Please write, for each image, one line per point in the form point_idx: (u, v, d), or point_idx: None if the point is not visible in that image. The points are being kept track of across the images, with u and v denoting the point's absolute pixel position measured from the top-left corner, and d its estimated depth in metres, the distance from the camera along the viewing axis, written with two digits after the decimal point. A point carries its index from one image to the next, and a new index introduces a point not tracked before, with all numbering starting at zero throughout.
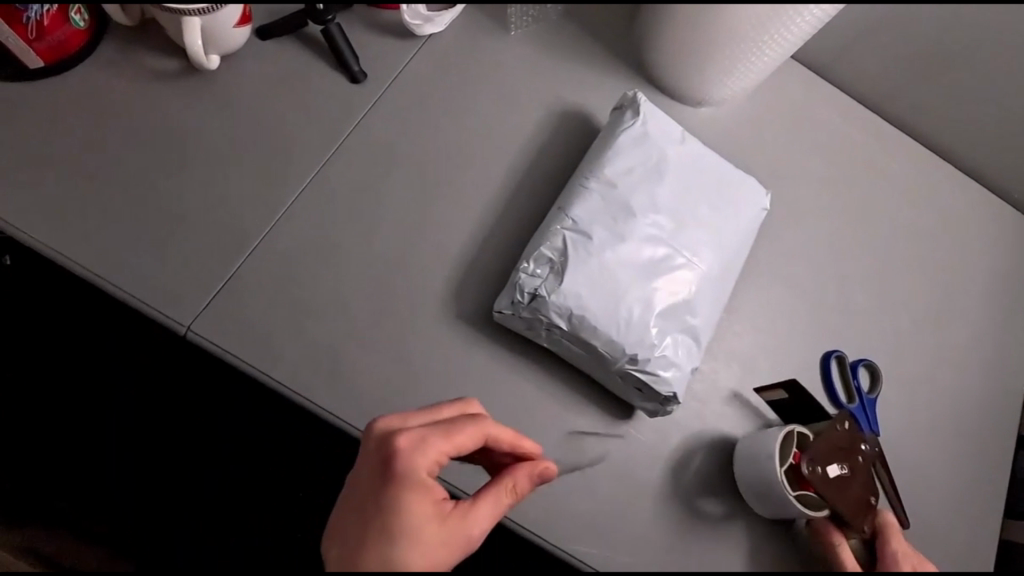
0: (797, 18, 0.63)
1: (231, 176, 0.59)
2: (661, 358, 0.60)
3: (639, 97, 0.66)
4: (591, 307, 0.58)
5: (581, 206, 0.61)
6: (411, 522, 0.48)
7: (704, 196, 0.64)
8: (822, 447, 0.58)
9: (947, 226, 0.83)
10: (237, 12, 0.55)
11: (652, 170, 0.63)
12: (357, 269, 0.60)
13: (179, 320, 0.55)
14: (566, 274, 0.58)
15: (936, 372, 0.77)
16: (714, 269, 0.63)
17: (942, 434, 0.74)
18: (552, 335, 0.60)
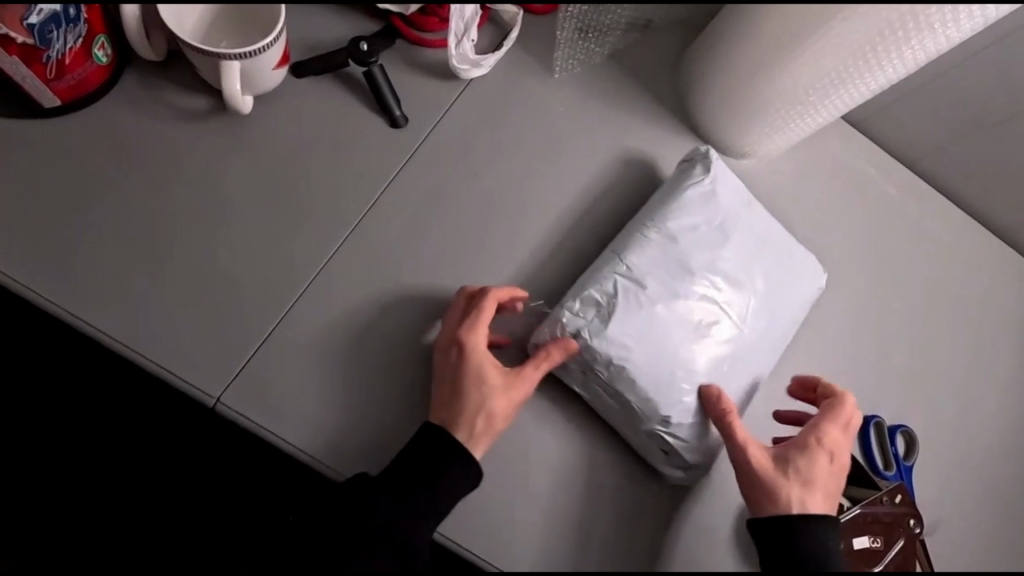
0: (860, 83, 0.61)
1: (262, 227, 0.56)
2: (694, 424, 0.57)
3: (711, 153, 0.63)
4: (633, 357, 0.55)
5: (638, 252, 0.58)
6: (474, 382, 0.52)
7: (764, 265, 0.62)
8: (847, 521, 0.58)
9: (997, 289, 0.80)
10: (278, 54, 0.52)
11: (716, 228, 0.61)
12: (390, 330, 0.56)
13: (202, 385, 0.52)
14: (613, 320, 0.55)
15: (990, 443, 0.73)
16: (763, 343, 0.61)
17: (994, 512, 0.70)
18: (583, 378, 0.57)
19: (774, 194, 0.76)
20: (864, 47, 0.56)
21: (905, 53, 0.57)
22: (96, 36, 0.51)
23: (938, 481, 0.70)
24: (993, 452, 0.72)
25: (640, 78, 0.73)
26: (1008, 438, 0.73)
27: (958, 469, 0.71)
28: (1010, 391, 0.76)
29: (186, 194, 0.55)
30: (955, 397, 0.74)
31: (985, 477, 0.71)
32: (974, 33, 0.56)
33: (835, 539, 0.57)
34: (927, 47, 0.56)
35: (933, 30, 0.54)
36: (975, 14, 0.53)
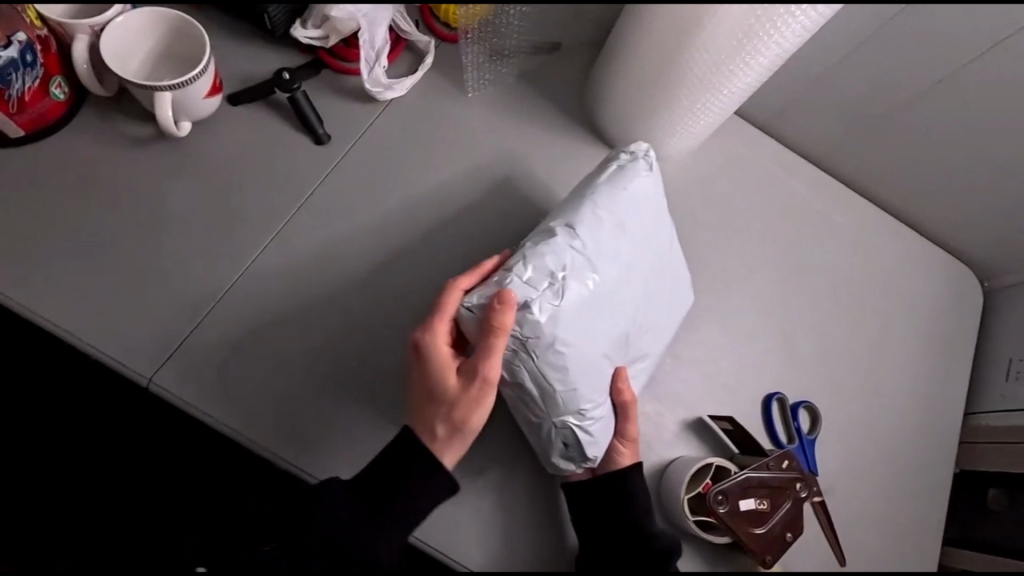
0: (726, 88, 0.69)
1: (197, 234, 0.65)
2: (599, 421, 0.62)
3: (648, 148, 0.68)
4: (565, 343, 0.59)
5: (589, 229, 0.62)
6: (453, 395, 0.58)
7: (671, 283, 0.68)
8: (733, 489, 0.62)
9: (894, 273, 0.86)
10: (207, 84, 0.61)
11: (650, 235, 0.66)
12: (311, 319, 0.65)
13: (140, 371, 0.60)
14: (562, 298, 0.58)
15: (880, 418, 0.78)
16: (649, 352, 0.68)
17: (885, 476, 0.76)
18: (509, 361, 0.59)
19: (681, 192, 0.82)
20: (709, 53, 0.64)
21: (750, 58, 0.64)
22: (53, 77, 0.61)
23: (830, 453, 0.75)
24: (883, 426, 0.78)
25: (549, 94, 0.81)
26: (898, 414, 0.79)
27: (850, 442, 0.76)
28: (903, 370, 0.81)
29: (130, 207, 0.64)
30: (851, 376, 0.79)
31: (874, 448, 0.77)
32: (802, 42, 0.63)
33: (720, 502, 0.61)
34: (766, 54, 0.64)
35: (768, 40, 0.62)
36: (794, 22, 0.60)
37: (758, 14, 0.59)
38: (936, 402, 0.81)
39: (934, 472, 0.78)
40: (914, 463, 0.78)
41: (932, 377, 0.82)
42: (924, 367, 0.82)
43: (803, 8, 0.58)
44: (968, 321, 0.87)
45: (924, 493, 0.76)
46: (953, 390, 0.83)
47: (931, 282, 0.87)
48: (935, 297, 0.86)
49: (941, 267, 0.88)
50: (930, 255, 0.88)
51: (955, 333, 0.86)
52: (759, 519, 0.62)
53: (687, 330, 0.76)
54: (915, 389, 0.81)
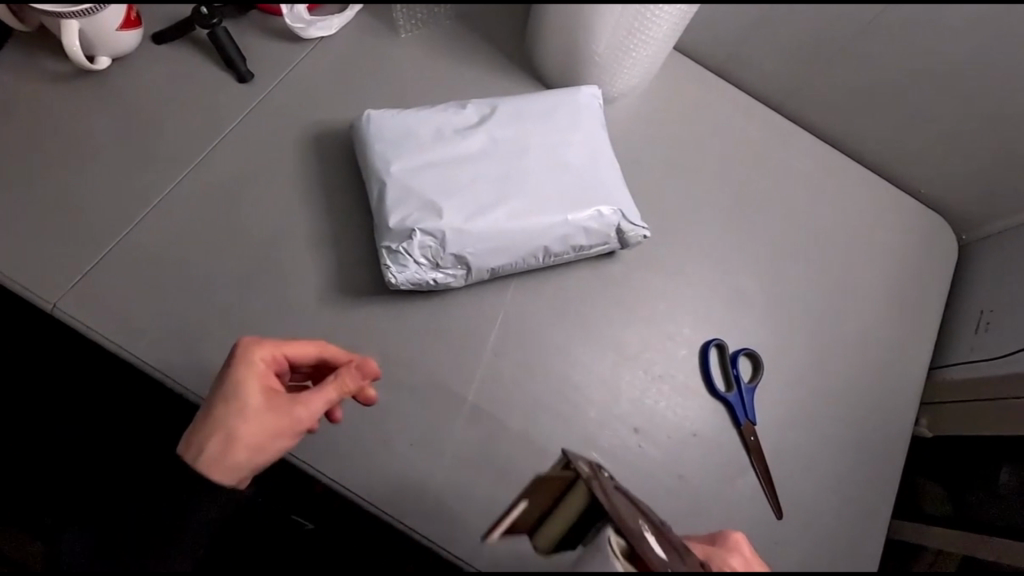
0: (652, 10, 0.64)
1: (112, 167, 0.65)
2: (407, 271, 0.58)
3: (640, 236, 0.66)
4: (421, 174, 0.60)
5: (579, 234, 0.63)
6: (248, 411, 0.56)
7: (579, 205, 0.62)
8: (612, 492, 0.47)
9: (852, 220, 0.81)
10: (119, 16, 0.62)
11: (566, 153, 0.65)
12: (225, 253, 0.64)
13: (48, 298, 0.61)
14: (484, 255, 0.59)
15: (828, 370, 0.74)
16: (517, 255, 0.61)
17: (830, 428, 0.72)
18: (414, 191, 0.59)
19: (624, 135, 0.78)
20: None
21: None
22: None
23: (771, 405, 0.72)
24: (831, 378, 0.74)
25: (488, 36, 0.79)
26: (847, 367, 0.75)
27: (792, 394, 0.73)
28: (858, 322, 0.77)
29: (47, 142, 0.65)
30: (799, 327, 0.75)
31: (818, 401, 0.73)
32: None
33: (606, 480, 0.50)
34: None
35: None
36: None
37: None
38: (892, 355, 0.77)
39: (882, 427, 0.74)
40: (862, 417, 0.74)
41: (891, 330, 0.78)
42: (882, 318, 0.78)
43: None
44: (936, 274, 0.81)
45: (870, 447, 0.72)
46: (912, 343, 0.78)
47: (895, 231, 0.82)
48: (898, 248, 0.81)
49: (907, 215, 0.83)
50: (895, 204, 0.83)
51: (919, 284, 0.80)
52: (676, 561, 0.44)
53: (625, 273, 0.73)
54: (870, 342, 0.77)
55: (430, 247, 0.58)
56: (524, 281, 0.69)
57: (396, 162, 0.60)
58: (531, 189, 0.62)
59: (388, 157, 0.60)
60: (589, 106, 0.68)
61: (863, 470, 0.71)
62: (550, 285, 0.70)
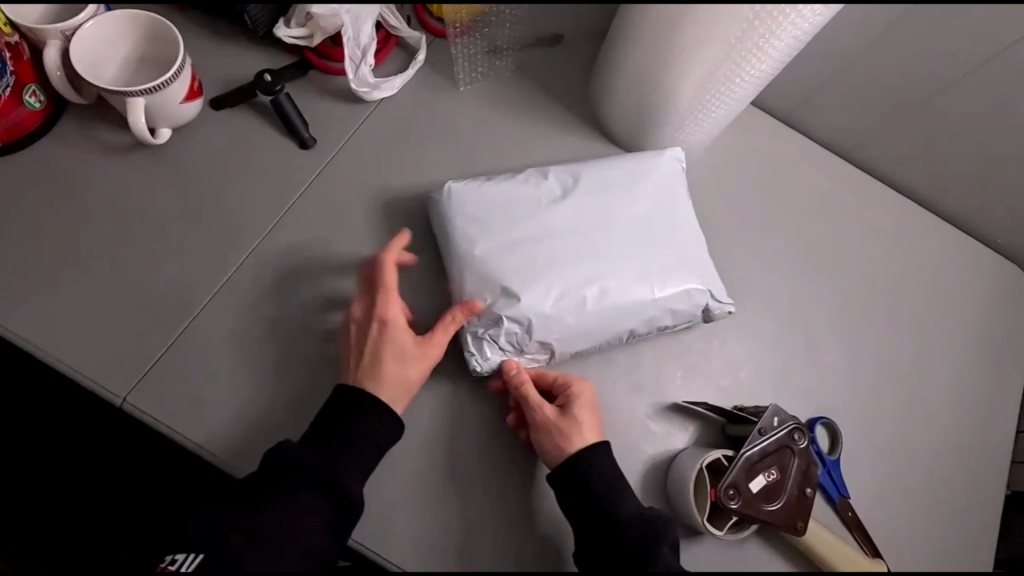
0: (741, 75, 0.62)
1: (177, 243, 0.62)
2: (491, 357, 0.58)
3: (726, 308, 0.63)
4: (504, 254, 0.59)
5: (665, 312, 0.60)
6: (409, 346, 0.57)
7: (665, 283, 0.60)
8: (776, 439, 0.59)
9: (930, 275, 0.78)
10: (183, 89, 0.59)
11: (651, 226, 0.62)
12: (294, 333, 0.61)
13: (113, 390, 0.58)
14: (570, 341, 0.58)
15: (916, 437, 0.71)
16: (603, 338, 0.60)
17: (921, 499, 0.69)
18: (497, 277, 0.58)
19: (694, 190, 0.76)
20: (718, 38, 0.57)
21: (763, 41, 0.57)
22: (26, 84, 0.59)
23: (857, 475, 0.68)
24: (916, 443, 0.71)
25: (549, 88, 0.76)
26: (932, 429, 0.72)
27: (878, 462, 0.69)
28: (942, 381, 0.74)
29: (111, 218, 0.62)
30: (881, 389, 0.72)
31: (907, 470, 0.70)
32: (822, 21, 0.57)
33: (801, 437, 0.60)
34: (781, 38, 0.57)
35: (781, 21, 0.55)
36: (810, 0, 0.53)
37: None
38: (979, 416, 0.74)
39: (970, 493, 0.71)
40: (952, 485, 0.70)
41: (974, 389, 0.74)
42: (966, 377, 0.75)
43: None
44: (1015, 326, 0.78)
45: (960, 516, 0.69)
46: (998, 402, 0.75)
47: (975, 283, 0.78)
48: (978, 300, 0.78)
49: (984, 266, 0.80)
50: (970, 254, 0.80)
51: (1001, 338, 0.77)
52: (772, 494, 0.58)
53: (702, 338, 0.70)
54: (955, 403, 0.73)
55: (516, 334, 0.57)
56: (600, 351, 0.67)
57: (478, 242, 0.59)
58: (617, 269, 0.59)
59: (470, 238, 0.60)
60: (670, 170, 0.65)
61: (956, 543, 0.68)
62: (626, 353, 0.67)
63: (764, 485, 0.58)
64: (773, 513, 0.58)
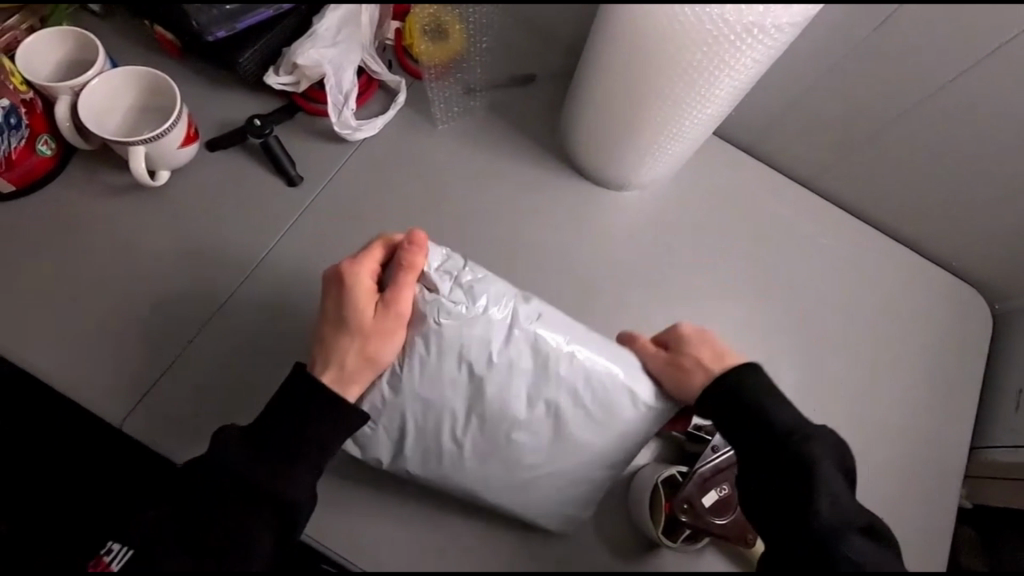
0: (691, 118, 0.67)
1: (174, 275, 0.68)
2: (449, 313, 0.59)
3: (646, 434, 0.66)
4: (445, 394, 0.59)
5: (591, 438, 0.61)
6: (362, 328, 0.58)
7: (618, 414, 0.62)
8: (727, 457, 0.64)
9: (886, 297, 0.82)
10: (181, 134, 0.65)
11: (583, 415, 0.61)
12: (280, 358, 0.66)
13: (112, 412, 0.63)
14: (527, 361, 0.60)
15: (872, 452, 0.75)
16: (543, 382, 0.60)
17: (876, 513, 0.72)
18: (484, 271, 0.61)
19: (657, 217, 0.81)
20: (667, 86, 0.62)
21: (708, 88, 0.62)
22: (40, 135, 0.65)
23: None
24: (872, 459, 0.75)
25: (520, 124, 0.81)
26: (889, 445, 0.76)
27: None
28: (897, 397, 0.77)
29: (116, 254, 0.68)
30: (839, 408, 0.76)
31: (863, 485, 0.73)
32: (760, 71, 0.62)
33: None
34: (720, 87, 0.62)
35: (722, 70, 0.60)
36: (740, 55, 0.58)
37: (700, 50, 0.58)
38: (933, 432, 0.77)
39: (926, 507, 0.74)
40: (907, 498, 0.74)
41: (930, 407, 0.78)
42: (921, 392, 0.78)
43: (748, 41, 0.57)
44: (972, 346, 0.82)
45: (916, 528, 0.73)
46: (952, 418, 0.78)
47: (929, 304, 0.82)
48: (933, 321, 0.82)
49: (940, 287, 0.83)
50: (926, 276, 0.84)
51: (955, 356, 0.81)
52: (724, 508, 0.63)
53: None
54: (911, 421, 0.77)
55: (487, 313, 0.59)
56: None
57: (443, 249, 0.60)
58: (537, 437, 0.60)
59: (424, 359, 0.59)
60: (619, 394, 0.61)
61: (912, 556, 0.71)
62: None
63: (717, 500, 0.63)
64: (723, 527, 0.62)
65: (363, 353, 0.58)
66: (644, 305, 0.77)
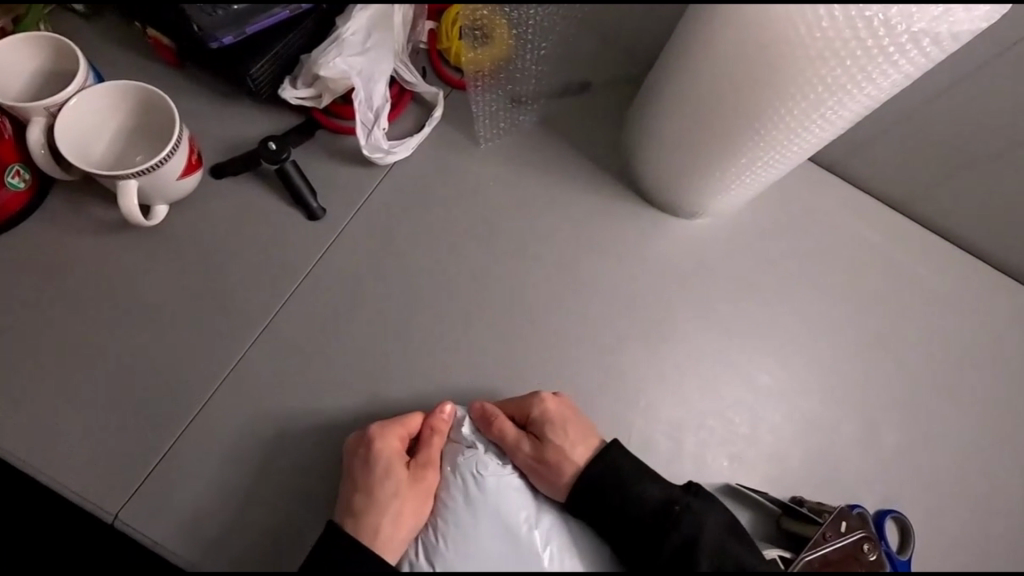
0: (798, 145, 0.54)
1: (176, 329, 0.57)
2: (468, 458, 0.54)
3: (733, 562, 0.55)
4: (465, 542, 0.47)
5: None
6: (398, 487, 0.51)
7: None
8: (841, 546, 0.55)
9: (997, 342, 0.70)
10: (181, 163, 0.54)
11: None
12: (302, 429, 0.55)
13: (100, 499, 0.52)
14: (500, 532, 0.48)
15: (992, 527, 0.64)
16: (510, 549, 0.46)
17: None
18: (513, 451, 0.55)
19: (733, 250, 0.70)
20: (777, 109, 0.50)
21: (830, 112, 0.50)
22: (11, 165, 0.55)
23: None
24: (996, 542, 0.63)
25: (574, 142, 0.70)
26: (1014, 524, 0.64)
27: (952, 562, 0.62)
28: (1018, 461, 0.66)
29: (106, 304, 0.57)
30: (949, 477, 0.65)
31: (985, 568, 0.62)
32: (898, 90, 0.49)
33: (871, 549, 0.55)
34: (851, 105, 0.49)
35: (852, 90, 0.48)
36: (892, 72, 0.46)
37: (845, 62, 0.45)
38: None
39: None
40: None
41: None
42: None
43: (909, 53, 0.45)
44: None
45: None
46: None
47: None
48: None
49: None
50: None
51: None
52: None
53: (743, 421, 0.64)
54: None
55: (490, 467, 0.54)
56: (636, 438, 0.61)
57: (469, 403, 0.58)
58: None
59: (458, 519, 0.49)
60: None
61: None
62: (666, 439, 0.62)
63: None
64: None
65: (397, 515, 0.50)
66: (720, 355, 0.66)
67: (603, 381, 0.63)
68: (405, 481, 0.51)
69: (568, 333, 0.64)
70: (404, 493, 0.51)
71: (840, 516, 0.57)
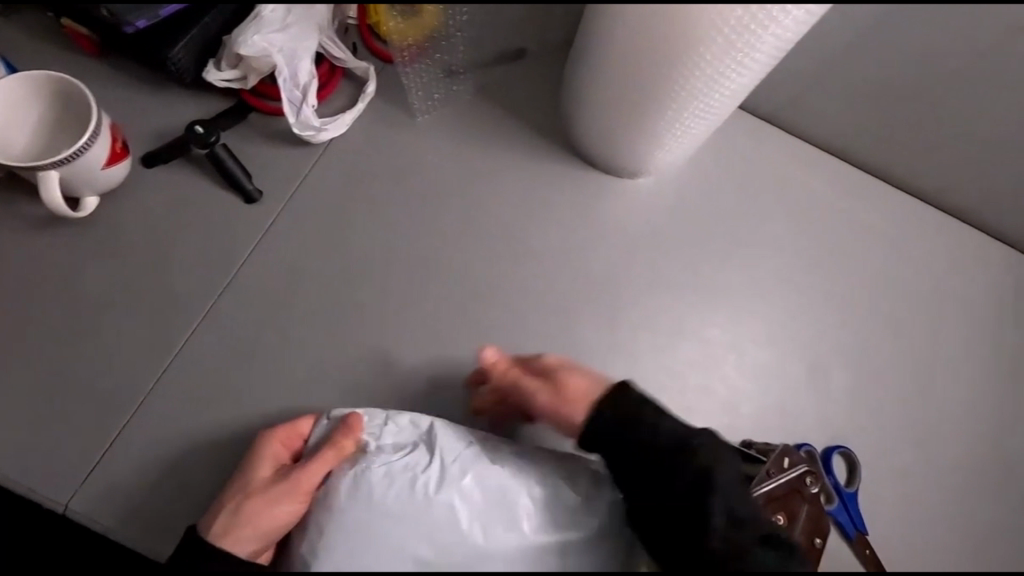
0: (718, 92, 0.55)
1: (116, 320, 0.57)
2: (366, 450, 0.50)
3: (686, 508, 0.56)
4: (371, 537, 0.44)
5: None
6: (255, 488, 0.48)
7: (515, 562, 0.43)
8: (785, 482, 0.57)
9: (937, 279, 0.72)
10: (103, 153, 0.54)
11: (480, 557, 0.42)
12: (252, 409, 0.56)
13: (53, 487, 0.53)
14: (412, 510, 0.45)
15: (935, 456, 0.66)
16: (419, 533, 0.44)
17: (947, 525, 0.64)
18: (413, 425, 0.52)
19: (674, 207, 0.71)
20: (688, 55, 0.50)
21: (740, 54, 0.50)
22: None
23: (873, 508, 0.64)
24: (939, 470, 0.66)
25: (510, 109, 0.70)
26: (954, 449, 0.67)
27: (896, 490, 0.65)
28: (958, 391, 0.69)
29: (44, 300, 0.57)
30: (892, 411, 0.67)
31: (927, 493, 0.65)
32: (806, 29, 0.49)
33: (814, 482, 0.58)
34: (761, 48, 0.50)
35: (757, 31, 0.48)
36: (794, 9, 0.46)
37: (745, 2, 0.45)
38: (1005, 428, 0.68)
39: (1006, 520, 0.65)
40: (980, 506, 0.65)
41: (998, 404, 0.69)
42: (986, 385, 0.69)
43: None
44: None
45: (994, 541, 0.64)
46: None
47: (987, 284, 0.73)
48: (991, 303, 0.72)
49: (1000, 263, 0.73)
50: (983, 252, 0.74)
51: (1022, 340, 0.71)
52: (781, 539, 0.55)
53: (692, 372, 0.66)
54: (978, 422, 0.68)
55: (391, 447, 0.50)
56: None
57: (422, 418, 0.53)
58: None
59: (358, 526, 0.45)
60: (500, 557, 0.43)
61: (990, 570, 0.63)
62: None
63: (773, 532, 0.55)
64: None
65: (246, 518, 0.47)
66: (666, 310, 0.67)
67: (551, 343, 0.64)
68: (266, 486, 0.48)
69: (514, 298, 0.64)
70: (260, 497, 0.47)
71: (785, 454, 0.59)
